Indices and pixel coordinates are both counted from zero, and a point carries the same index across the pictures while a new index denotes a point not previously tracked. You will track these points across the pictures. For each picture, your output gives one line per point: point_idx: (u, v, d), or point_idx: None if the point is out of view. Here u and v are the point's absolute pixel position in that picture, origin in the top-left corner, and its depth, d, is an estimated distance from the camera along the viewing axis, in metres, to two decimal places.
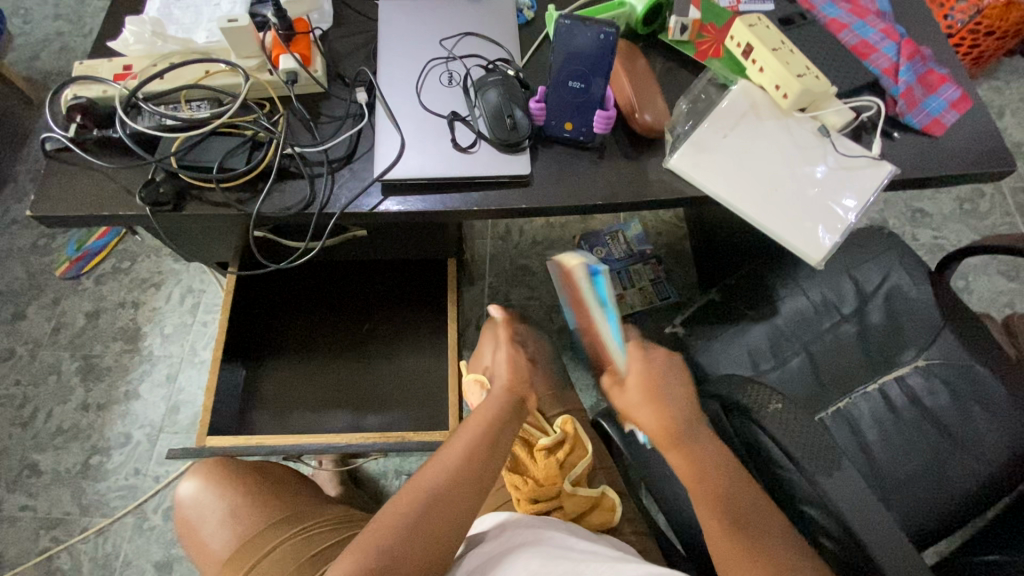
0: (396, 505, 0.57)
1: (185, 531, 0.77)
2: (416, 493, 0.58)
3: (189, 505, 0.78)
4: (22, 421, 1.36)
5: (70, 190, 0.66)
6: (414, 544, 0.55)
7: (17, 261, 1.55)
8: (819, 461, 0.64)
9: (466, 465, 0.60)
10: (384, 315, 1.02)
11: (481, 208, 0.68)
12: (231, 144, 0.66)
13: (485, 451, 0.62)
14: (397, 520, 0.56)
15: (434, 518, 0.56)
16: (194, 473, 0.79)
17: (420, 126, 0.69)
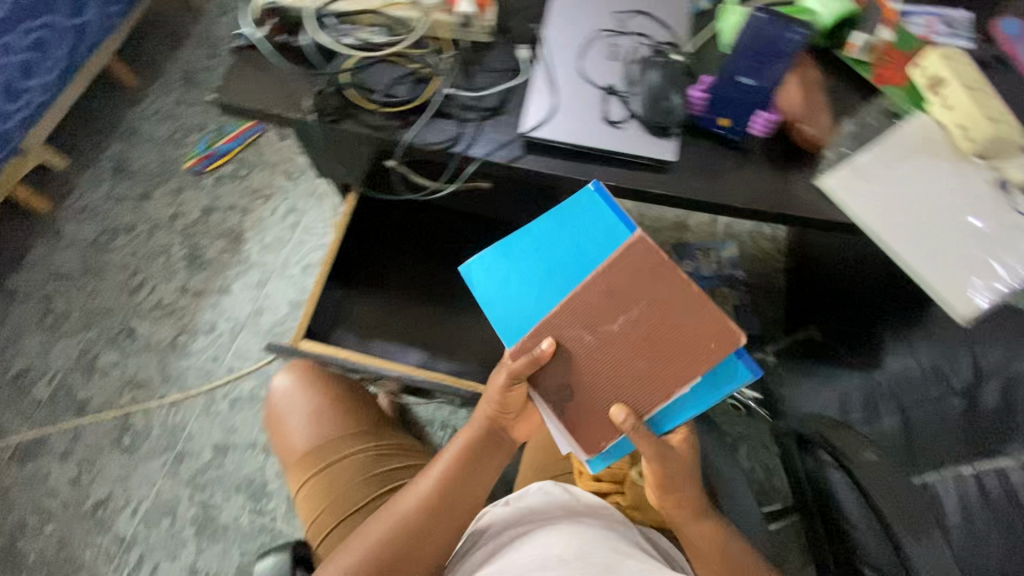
0: (376, 529, 0.63)
1: (272, 419, 0.84)
2: (394, 518, 0.63)
3: (279, 396, 0.84)
4: (130, 288, 1.50)
5: (249, 85, 0.72)
6: (394, 564, 0.61)
7: (154, 148, 1.70)
8: (911, 526, 0.61)
9: (442, 492, 0.65)
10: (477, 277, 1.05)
11: (616, 183, 0.68)
12: (397, 73, 0.69)
13: (458, 479, 0.66)
14: (378, 543, 0.62)
15: (408, 542, 0.62)
16: (290, 368, 0.86)
17: (575, 93, 0.69)
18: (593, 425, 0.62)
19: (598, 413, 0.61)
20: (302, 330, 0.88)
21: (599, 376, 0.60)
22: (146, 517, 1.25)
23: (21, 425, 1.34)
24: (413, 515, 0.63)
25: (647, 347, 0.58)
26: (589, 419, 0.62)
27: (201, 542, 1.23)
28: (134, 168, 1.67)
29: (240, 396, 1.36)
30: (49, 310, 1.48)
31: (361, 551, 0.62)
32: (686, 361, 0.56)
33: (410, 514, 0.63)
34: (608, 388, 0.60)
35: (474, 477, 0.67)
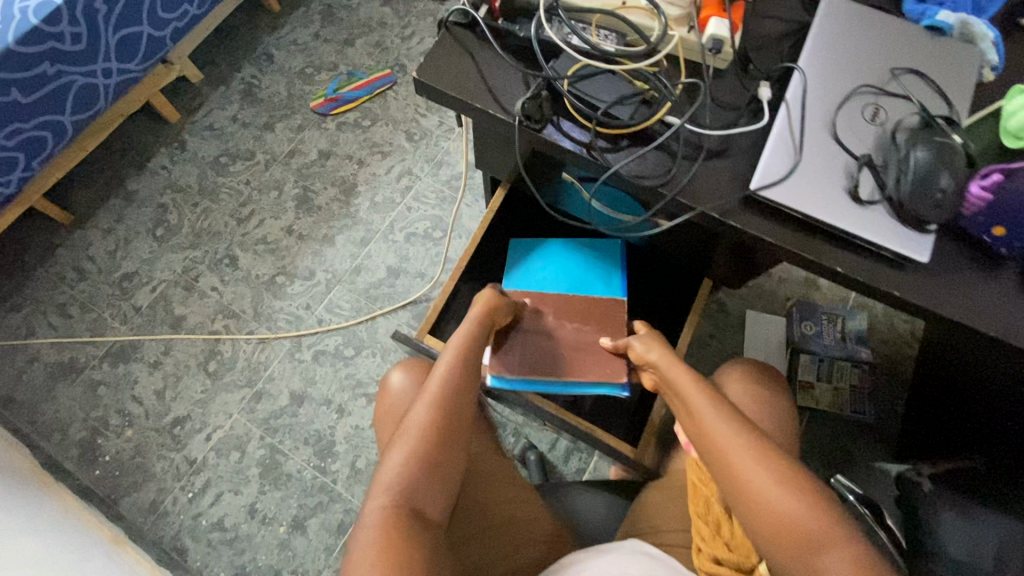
0: (406, 430, 0.64)
1: (379, 413, 0.80)
2: (421, 415, 0.65)
3: (393, 394, 0.79)
4: (239, 216, 1.51)
5: (454, 69, 0.65)
6: (436, 451, 0.63)
7: (284, 79, 1.67)
8: None
9: (454, 384, 0.68)
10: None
11: (844, 271, 0.58)
12: (623, 90, 0.61)
13: (464, 370, 0.69)
14: (414, 439, 0.63)
15: (443, 431, 0.64)
16: (405, 364, 0.82)
17: (821, 155, 0.59)
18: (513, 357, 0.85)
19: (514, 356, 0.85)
20: (428, 325, 0.90)
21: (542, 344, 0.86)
22: (217, 446, 1.28)
23: (120, 325, 1.39)
24: (437, 405, 0.65)
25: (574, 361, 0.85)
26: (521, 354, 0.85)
27: (264, 484, 1.25)
28: (263, 95, 1.65)
29: (324, 350, 1.36)
30: (161, 220, 1.50)
31: (401, 451, 0.62)
32: (599, 371, 0.83)
33: (434, 405, 0.65)
34: (536, 348, 0.86)
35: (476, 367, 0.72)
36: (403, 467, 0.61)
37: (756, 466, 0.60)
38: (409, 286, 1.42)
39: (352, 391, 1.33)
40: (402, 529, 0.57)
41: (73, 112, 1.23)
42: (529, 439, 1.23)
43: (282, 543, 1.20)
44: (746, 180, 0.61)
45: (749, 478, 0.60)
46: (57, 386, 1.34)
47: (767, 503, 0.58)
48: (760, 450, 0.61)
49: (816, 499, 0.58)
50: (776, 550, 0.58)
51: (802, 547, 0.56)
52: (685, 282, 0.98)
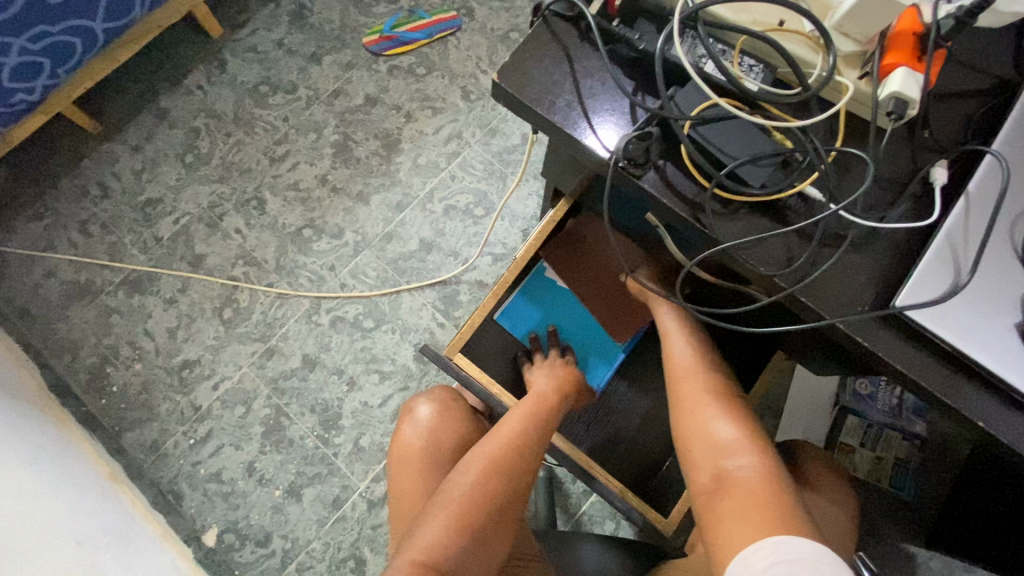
0: (451, 489, 0.62)
1: (402, 452, 0.75)
2: (474, 469, 0.63)
3: (420, 428, 0.76)
4: (272, 156, 1.40)
5: (546, 77, 0.52)
6: (487, 513, 0.61)
7: (339, 5, 1.50)
8: None
9: (520, 442, 0.67)
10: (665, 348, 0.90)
11: (989, 425, 0.46)
12: (759, 147, 0.48)
13: (535, 426, 0.70)
14: (460, 502, 0.60)
15: (503, 487, 0.63)
16: (438, 402, 0.78)
17: (994, 275, 0.46)
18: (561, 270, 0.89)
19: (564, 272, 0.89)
20: (459, 342, 0.85)
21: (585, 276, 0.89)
22: (224, 398, 1.25)
23: (140, 253, 1.34)
24: (492, 466, 0.64)
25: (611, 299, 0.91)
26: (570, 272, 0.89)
27: (265, 445, 1.22)
28: (313, 21, 1.49)
29: (343, 317, 1.29)
30: (191, 146, 1.41)
31: (446, 511, 0.59)
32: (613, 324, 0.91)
33: (494, 462, 0.64)
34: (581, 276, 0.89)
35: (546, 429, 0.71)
36: (445, 529, 0.58)
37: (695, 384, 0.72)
38: (440, 264, 1.32)
39: (365, 365, 1.26)
40: None
41: (105, 19, 1.11)
42: None
43: (276, 507, 1.19)
44: (889, 286, 0.48)
45: (689, 393, 0.71)
46: (72, 306, 1.30)
47: (696, 421, 0.68)
48: (699, 378, 0.72)
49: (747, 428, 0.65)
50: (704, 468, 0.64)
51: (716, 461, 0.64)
52: (757, 344, 0.87)
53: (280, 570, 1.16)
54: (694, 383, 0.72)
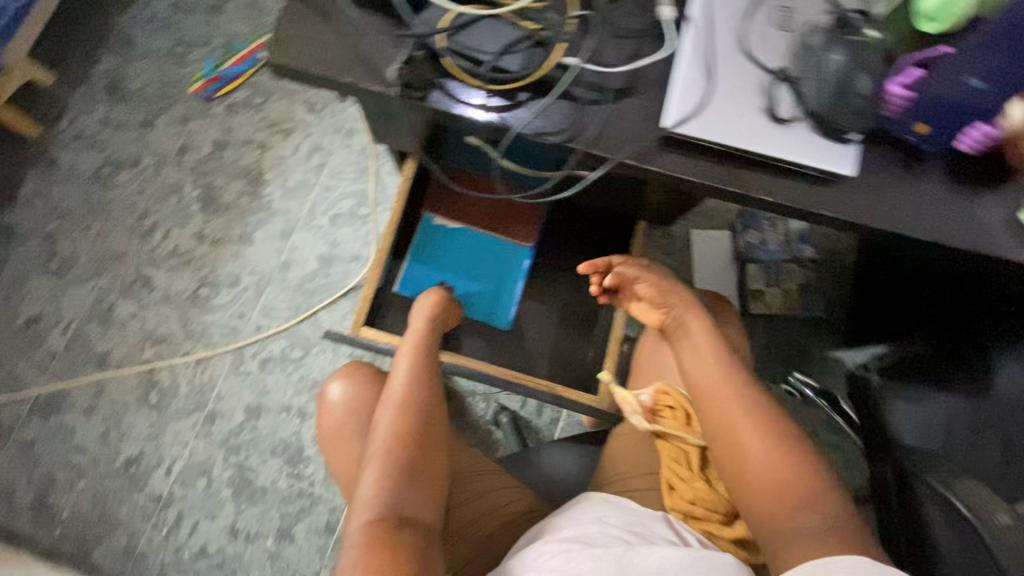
0: (373, 447, 0.64)
1: (325, 433, 0.75)
2: (387, 425, 0.66)
3: (334, 406, 0.76)
4: (141, 232, 1.36)
5: (309, 43, 0.55)
6: (414, 453, 0.64)
7: (153, 66, 1.46)
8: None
9: (418, 387, 0.69)
10: (559, 256, 0.98)
11: (772, 198, 0.56)
12: (510, 36, 0.54)
13: (423, 362, 0.73)
14: (384, 453, 0.63)
15: (416, 428, 0.66)
16: (344, 374, 0.77)
17: (732, 73, 0.54)
18: (449, 209, 0.97)
19: (452, 211, 0.97)
20: (361, 317, 0.87)
21: (468, 208, 0.97)
22: (181, 477, 1.23)
23: (39, 375, 1.28)
24: (402, 411, 0.67)
25: (501, 216, 0.98)
26: (456, 210, 0.97)
27: (240, 504, 1.21)
28: (133, 88, 1.45)
29: (270, 357, 1.29)
30: (53, 252, 1.35)
31: (376, 466, 0.63)
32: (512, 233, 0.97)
33: (401, 403, 0.67)
34: (466, 209, 0.98)
35: (436, 360, 0.75)
36: (381, 483, 0.61)
37: (739, 405, 0.63)
38: (346, 273, 1.33)
39: (310, 391, 1.27)
40: (389, 538, 0.57)
41: None
42: (499, 402, 1.22)
43: (274, 555, 1.19)
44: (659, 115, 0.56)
45: (726, 415, 0.63)
46: None
47: (744, 442, 0.61)
48: (728, 396, 0.64)
49: (789, 443, 0.60)
50: (738, 462, 0.61)
51: (742, 455, 0.61)
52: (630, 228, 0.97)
53: None
54: (736, 401, 0.63)
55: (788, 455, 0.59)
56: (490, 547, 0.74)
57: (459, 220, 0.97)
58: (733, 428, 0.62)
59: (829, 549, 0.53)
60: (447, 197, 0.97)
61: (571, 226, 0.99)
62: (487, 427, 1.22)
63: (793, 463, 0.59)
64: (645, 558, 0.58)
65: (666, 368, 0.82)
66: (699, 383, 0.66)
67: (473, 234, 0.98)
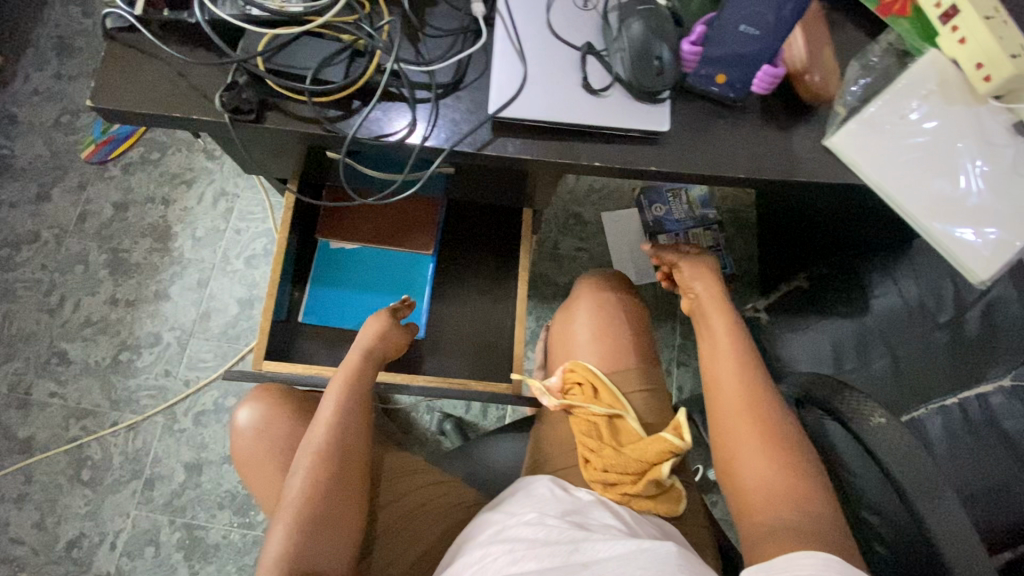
0: (286, 497, 0.64)
1: (241, 460, 0.75)
2: (303, 474, 0.65)
3: (247, 433, 0.75)
4: (49, 307, 1.32)
5: (137, 84, 0.59)
6: (325, 504, 0.64)
7: (39, 138, 1.43)
8: (897, 455, 0.65)
9: (341, 431, 0.69)
10: (460, 257, 1.01)
11: (604, 163, 0.60)
12: (327, 50, 0.58)
13: (350, 405, 0.71)
14: (297, 505, 0.63)
15: (334, 479, 0.65)
16: (254, 400, 0.76)
17: (544, 55, 0.59)
18: (344, 231, 0.97)
19: (348, 231, 0.97)
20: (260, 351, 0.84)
21: (363, 226, 0.97)
22: (127, 551, 1.18)
23: None
24: (320, 459, 0.66)
25: (398, 227, 0.98)
26: (352, 230, 0.97)
27: (193, 565, 1.17)
28: (20, 164, 1.41)
29: (204, 410, 1.26)
30: None
31: (287, 518, 0.62)
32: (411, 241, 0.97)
33: (321, 452, 0.66)
34: (361, 228, 0.97)
35: (366, 400, 0.74)
36: (291, 532, 0.61)
37: (743, 417, 0.66)
38: None
39: None
40: None
41: None
42: (442, 410, 1.23)
43: None
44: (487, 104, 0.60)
45: (733, 427, 0.67)
46: None
47: (739, 451, 0.65)
48: (738, 407, 0.67)
49: (779, 451, 0.63)
50: (734, 469, 0.65)
51: (738, 464, 0.65)
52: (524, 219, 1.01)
53: None
54: (738, 413, 0.67)
55: (783, 461, 0.63)
56: (416, 547, 0.75)
57: (356, 239, 0.97)
58: (732, 440, 0.66)
59: (801, 544, 0.55)
60: (340, 220, 0.97)
61: (467, 226, 1.02)
62: (434, 438, 1.22)
63: (781, 470, 0.62)
64: (599, 551, 0.60)
65: (574, 346, 0.85)
66: (718, 393, 0.70)
67: (376, 251, 0.99)
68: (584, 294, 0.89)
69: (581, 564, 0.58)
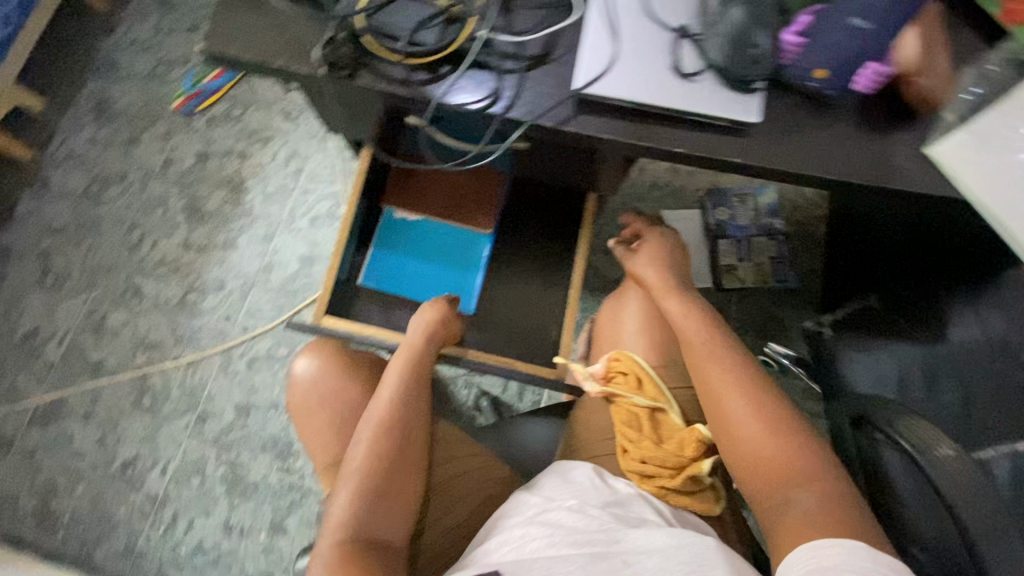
0: (350, 465, 0.67)
1: (295, 407, 0.78)
2: (367, 443, 0.68)
3: (304, 382, 0.78)
4: (129, 244, 1.42)
5: (242, 32, 0.63)
6: (387, 476, 0.67)
7: (136, 85, 1.53)
8: (962, 491, 0.61)
9: (402, 407, 0.72)
10: (519, 237, 1.02)
11: (686, 149, 0.61)
12: (423, 14, 0.60)
13: (413, 383, 0.75)
14: (361, 473, 0.66)
15: (395, 452, 0.68)
16: (313, 351, 0.79)
17: (637, 36, 0.60)
18: (409, 199, 0.99)
19: (412, 200, 0.99)
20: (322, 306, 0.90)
21: (427, 197, 0.99)
22: (176, 477, 1.26)
23: (38, 386, 1.33)
24: (384, 432, 0.69)
25: (461, 203, 0.99)
26: (416, 199, 0.99)
27: (232, 500, 1.25)
28: (118, 108, 1.51)
29: (257, 356, 1.33)
30: (47, 268, 1.40)
31: (352, 484, 0.65)
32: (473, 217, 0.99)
33: (385, 424, 0.70)
34: (426, 198, 0.99)
35: (426, 380, 0.77)
36: (355, 497, 0.65)
37: (734, 398, 0.66)
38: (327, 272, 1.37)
39: None
40: (356, 558, 0.60)
41: None
42: (480, 387, 1.25)
43: (267, 548, 1.22)
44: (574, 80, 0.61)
45: (729, 409, 0.65)
46: None
47: (736, 432, 0.64)
48: (724, 390, 0.66)
49: (776, 428, 0.63)
50: (735, 451, 0.64)
51: (737, 445, 0.64)
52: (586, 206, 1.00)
53: None
54: (727, 394, 0.66)
55: (779, 437, 0.62)
56: (453, 516, 0.76)
57: (420, 209, 0.99)
58: (729, 421, 0.65)
59: (822, 530, 0.54)
60: (406, 188, 0.99)
61: (528, 205, 1.03)
62: (469, 413, 1.24)
63: (780, 447, 0.62)
64: (639, 546, 0.60)
65: (623, 334, 0.84)
66: (703, 378, 0.69)
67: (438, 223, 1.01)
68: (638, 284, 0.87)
69: (621, 559, 0.59)
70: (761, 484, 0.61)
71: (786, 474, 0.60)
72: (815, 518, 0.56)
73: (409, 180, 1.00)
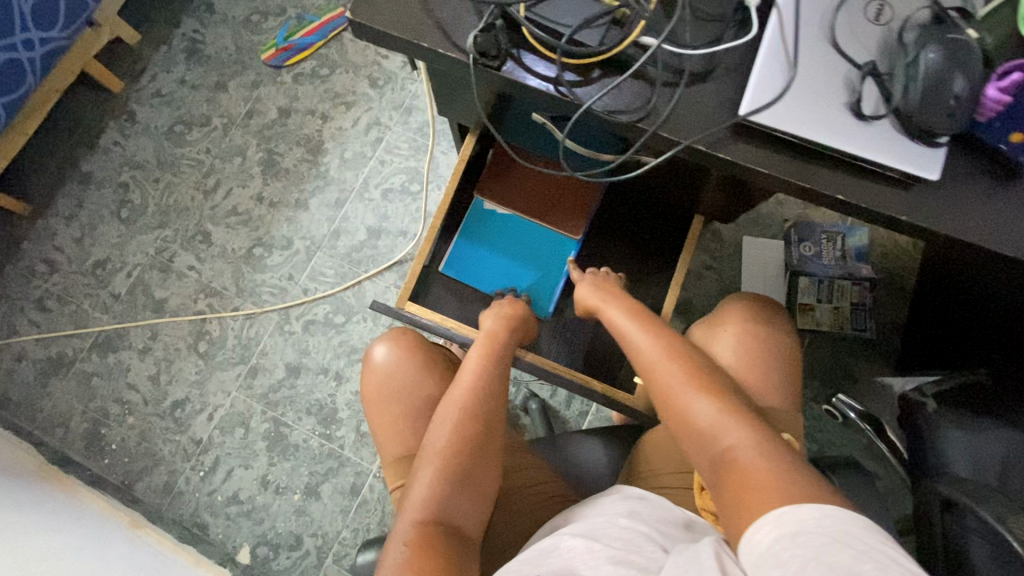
0: (429, 447, 0.66)
1: (369, 394, 0.77)
2: (447, 428, 0.67)
3: (381, 369, 0.78)
4: (204, 189, 1.43)
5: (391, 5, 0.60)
6: (465, 461, 0.65)
7: (229, 31, 1.53)
8: None
9: (483, 393, 0.70)
10: (608, 245, 0.99)
11: (847, 197, 0.57)
12: (588, 12, 0.58)
13: (493, 368, 0.72)
14: (439, 456, 0.65)
15: (474, 439, 0.66)
16: (390, 340, 0.79)
17: (815, 65, 0.56)
18: (503, 194, 0.96)
19: (506, 196, 0.96)
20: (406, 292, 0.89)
21: (522, 195, 0.96)
22: (221, 425, 1.29)
23: (102, 314, 1.36)
24: (463, 416, 0.67)
25: (554, 205, 0.96)
26: (510, 195, 0.96)
27: (271, 457, 1.26)
28: (209, 52, 1.52)
29: (313, 320, 1.33)
30: (124, 201, 1.43)
31: (432, 467, 0.64)
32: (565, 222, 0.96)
33: (465, 410, 0.68)
34: (520, 196, 0.96)
35: (505, 366, 0.74)
36: (436, 479, 0.63)
37: (675, 373, 0.62)
38: (392, 247, 1.36)
39: (347, 357, 1.31)
40: (435, 543, 0.59)
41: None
42: (530, 388, 1.23)
43: (299, 509, 1.23)
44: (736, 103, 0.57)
45: (669, 384, 0.61)
46: (52, 381, 1.33)
47: (686, 411, 0.59)
48: (663, 367, 0.63)
49: (721, 399, 0.58)
50: (682, 427, 0.59)
51: (689, 426, 0.58)
52: (680, 226, 0.96)
53: (319, 567, 1.20)
54: (666, 370, 0.62)
55: (724, 408, 0.57)
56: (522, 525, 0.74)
57: (512, 206, 0.96)
58: (677, 400, 0.60)
59: (780, 493, 0.49)
60: (500, 182, 0.96)
61: (621, 214, 0.99)
62: (515, 412, 1.22)
63: (729, 417, 0.56)
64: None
65: None
66: (640, 361, 0.66)
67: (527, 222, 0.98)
68: (733, 315, 0.83)
69: None
70: (710, 462, 0.55)
71: (730, 444, 0.54)
72: (767, 483, 0.50)
73: (504, 174, 0.96)
